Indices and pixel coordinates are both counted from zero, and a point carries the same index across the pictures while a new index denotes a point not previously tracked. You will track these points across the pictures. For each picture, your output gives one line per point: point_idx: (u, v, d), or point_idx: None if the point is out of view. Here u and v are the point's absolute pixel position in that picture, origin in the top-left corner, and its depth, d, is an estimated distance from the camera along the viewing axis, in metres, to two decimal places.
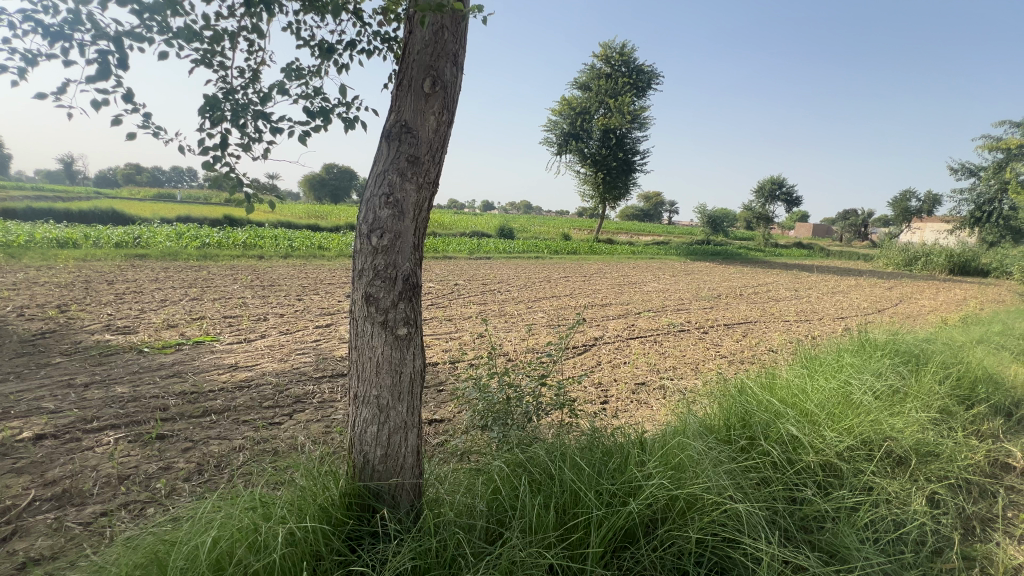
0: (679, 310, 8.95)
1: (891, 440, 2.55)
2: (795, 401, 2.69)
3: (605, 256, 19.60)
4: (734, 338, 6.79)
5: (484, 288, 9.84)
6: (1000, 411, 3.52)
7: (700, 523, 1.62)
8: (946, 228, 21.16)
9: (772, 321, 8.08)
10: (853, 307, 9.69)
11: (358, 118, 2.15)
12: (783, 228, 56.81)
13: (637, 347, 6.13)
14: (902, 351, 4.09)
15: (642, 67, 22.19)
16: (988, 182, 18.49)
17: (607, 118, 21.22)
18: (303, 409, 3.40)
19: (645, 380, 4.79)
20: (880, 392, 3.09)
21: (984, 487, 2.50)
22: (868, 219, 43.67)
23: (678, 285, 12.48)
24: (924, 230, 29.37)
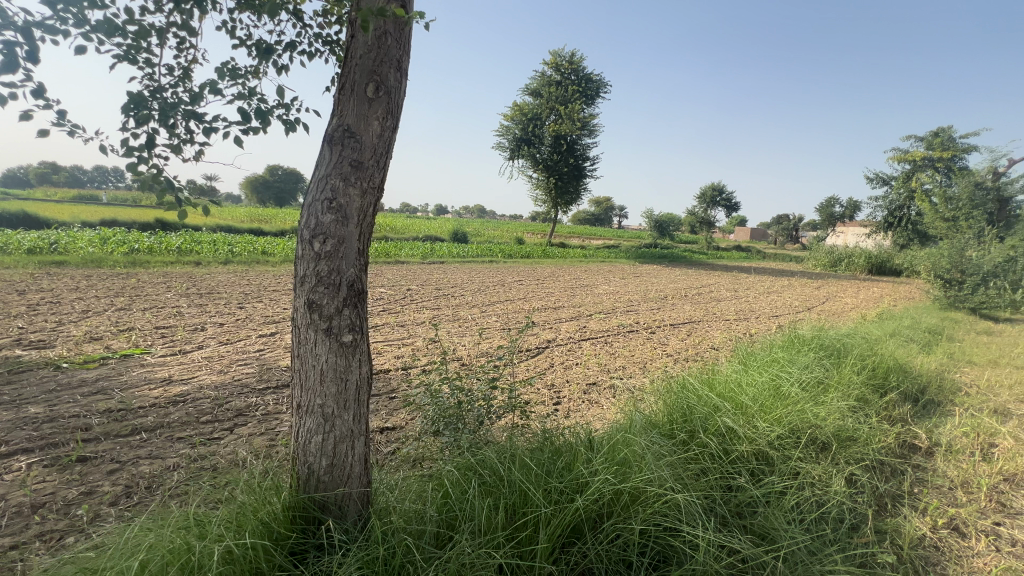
0: (629, 312, 9.22)
1: (815, 427, 2.77)
2: (732, 395, 2.86)
3: (558, 259, 19.96)
4: (679, 337, 7.11)
5: (438, 293, 9.76)
6: (908, 397, 3.91)
7: (643, 515, 1.69)
8: (864, 232, 23.13)
9: (713, 320, 8.53)
10: (786, 306, 10.38)
11: (299, 120, 2.09)
12: (723, 232, 60.05)
13: (588, 348, 6.30)
14: (826, 345, 4.45)
15: (590, 76, 22.79)
16: (898, 190, 20.42)
17: (558, 124, 21.65)
18: (245, 423, 3.24)
19: (596, 381, 4.93)
20: (807, 384, 3.34)
21: (895, 466, 2.77)
22: (797, 224, 47.00)
23: (627, 287, 12.94)
24: (846, 233, 31.93)
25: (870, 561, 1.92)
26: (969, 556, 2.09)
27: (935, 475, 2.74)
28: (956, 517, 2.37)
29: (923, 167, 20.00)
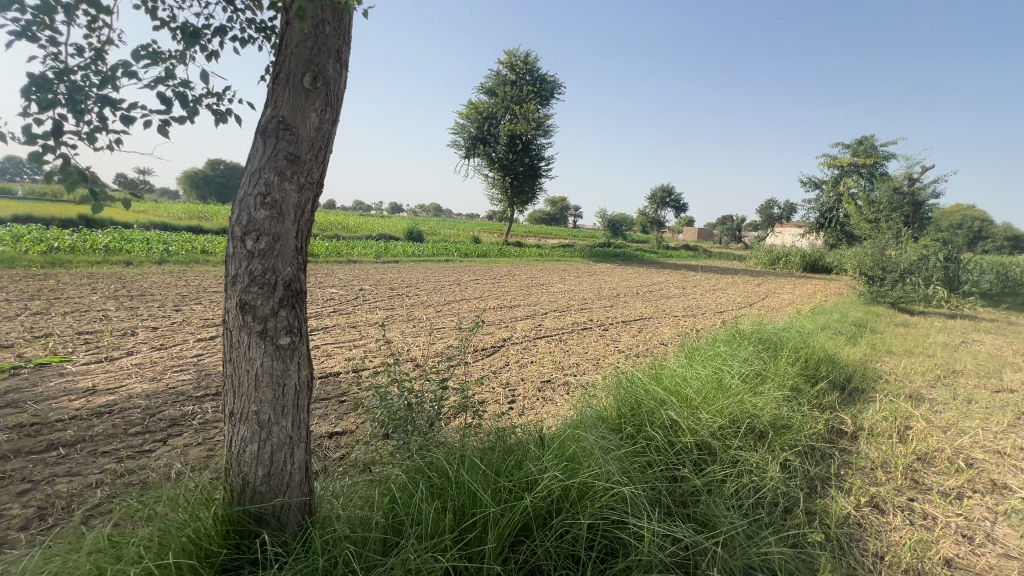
0: (583, 310, 9.38)
1: (753, 417, 2.92)
2: (676, 388, 2.97)
3: (515, 258, 20.06)
4: (631, 334, 7.32)
5: (392, 293, 9.56)
6: (836, 386, 4.20)
7: (592, 509, 1.72)
8: (799, 232, 24.71)
9: (663, 316, 8.84)
10: (729, 302, 10.92)
11: (230, 110, 1.97)
12: (673, 233, 62.42)
13: (543, 346, 6.36)
14: (764, 339, 4.71)
15: (545, 76, 22.99)
16: (828, 194, 21.93)
17: (513, 124, 21.72)
18: (181, 433, 3.02)
19: (550, 378, 4.98)
20: (747, 376, 3.52)
21: (825, 451, 2.97)
22: (740, 225, 49.58)
23: (581, 286, 13.18)
24: (784, 233, 33.96)
25: (801, 541, 2.05)
26: (887, 531, 2.27)
27: (858, 457, 2.96)
28: (876, 495, 2.57)
29: (849, 172, 21.60)
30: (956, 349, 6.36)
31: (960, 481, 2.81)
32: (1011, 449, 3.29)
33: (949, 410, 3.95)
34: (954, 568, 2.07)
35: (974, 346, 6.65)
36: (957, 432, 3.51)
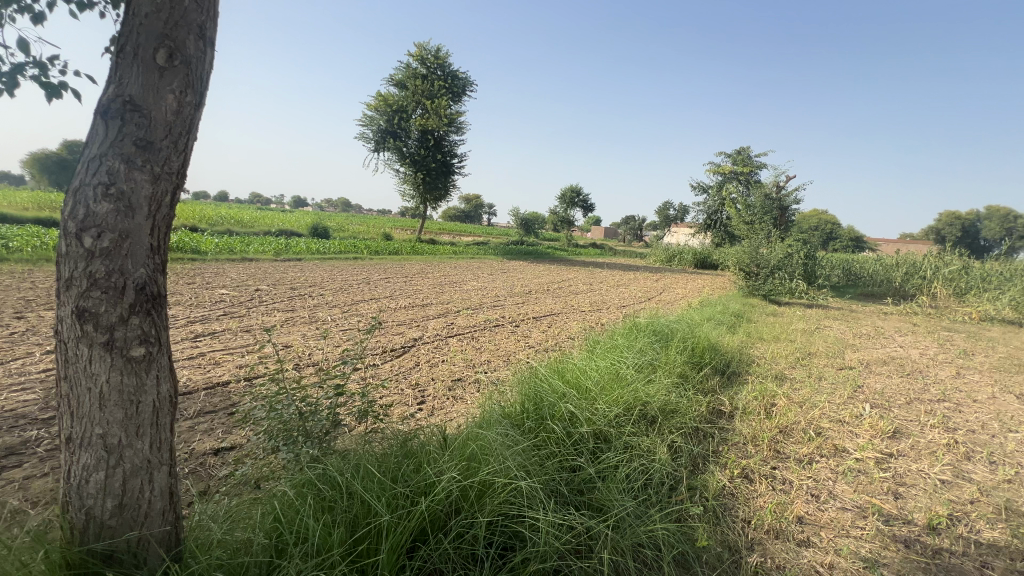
0: (495, 307, 9.48)
1: (645, 404, 3.15)
2: (577, 381, 3.10)
3: (428, 256, 19.72)
4: (541, 330, 7.53)
5: (294, 294, 8.92)
6: (718, 371, 4.68)
7: (492, 506, 1.74)
8: (690, 232, 27.13)
9: (571, 312, 9.22)
10: (631, 297, 11.71)
11: (64, 86, 1.71)
12: (582, 231, 65.39)
13: (454, 345, 6.32)
14: (659, 330, 5.10)
15: (456, 73, 22.75)
16: (714, 198, 24.31)
17: (424, 119, 21.26)
18: (20, 464, 2.55)
19: (461, 376, 4.97)
20: (641, 366, 3.80)
21: (706, 431, 3.29)
22: (641, 225, 53.28)
23: (494, 283, 13.33)
24: (679, 233, 37.05)
25: (684, 514, 2.25)
26: (754, 497, 2.57)
27: (733, 434, 3.33)
28: (747, 467, 2.90)
29: (730, 179, 24.15)
30: (812, 334, 7.40)
31: (811, 448, 3.27)
32: (849, 417, 3.90)
33: (805, 387, 4.58)
34: (805, 524, 2.40)
35: (825, 331, 7.80)
36: (810, 406, 4.08)
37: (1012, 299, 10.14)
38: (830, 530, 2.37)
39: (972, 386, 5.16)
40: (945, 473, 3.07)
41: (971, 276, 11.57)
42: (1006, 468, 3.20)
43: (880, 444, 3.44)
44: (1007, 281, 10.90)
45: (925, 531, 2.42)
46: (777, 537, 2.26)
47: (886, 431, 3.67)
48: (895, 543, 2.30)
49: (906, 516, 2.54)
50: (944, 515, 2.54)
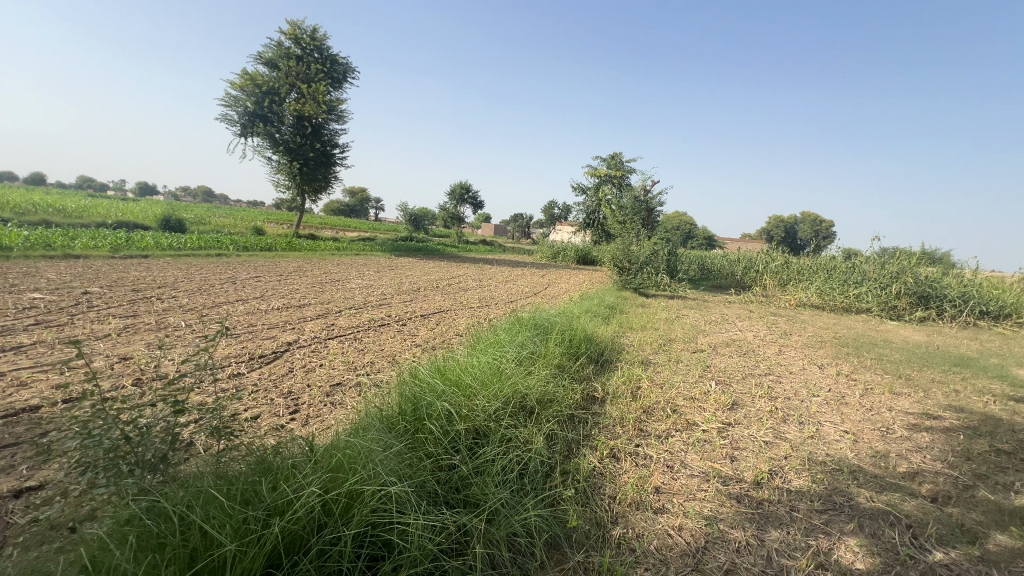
0: (381, 305, 9.11)
1: (524, 396, 3.26)
2: (457, 378, 3.09)
3: (307, 252, 18.27)
4: (429, 327, 7.41)
5: (136, 296, 7.63)
6: (593, 360, 5.03)
7: (360, 516, 1.66)
8: (572, 230, 28.81)
9: (460, 308, 9.23)
10: (518, 292, 12.09)
11: None
12: (473, 228, 65.91)
13: (334, 347, 5.92)
14: (540, 323, 5.33)
15: (336, 57, 21.27)
16: (592, 198, 26.10)
17: (300, 104, 19.54)
18: None
19: (341, 380, 4.68)
20: (521, 359, 3.93)
21: (581, 417, 3.52)
22: (529, 222, 55.25)
23: (381, 280, 12.81)
24: (563, 230, 39.10)
25: (556, 498, 2.38)
26: (619, 474, 2.81)
27: (604, 417, 3.60)
28: (614, 447, 3.15)
29: (605, 181, 26.08)
30: (672, 322, 8.34)
31: (668, 424, 3.67)
32: (699, 394, 4.45)
33: (665, 370, 5.13)
34: (661, 492, 2.68)
35: (683, 319, 8.83)
36: (669, 386, 4.58)
37: (818, 288, 12.49)
38: (681, 495, 2.68)
39: (789, 360, 6.24)
40: (768, 435, 3.66)
41: (790, 270, 13.97)
42: (809, 426, 3.93)
43: (721, 415, 3.99)
44: (814, 272, 13.38)
45: (752, 486, 2.85)
46: (638, 508, 2.49)
47: (726, 403, 4.27)
48: (730, 500, 2.67)
49: (739, 475, 2.97)
50: (765, 471, 3.02)
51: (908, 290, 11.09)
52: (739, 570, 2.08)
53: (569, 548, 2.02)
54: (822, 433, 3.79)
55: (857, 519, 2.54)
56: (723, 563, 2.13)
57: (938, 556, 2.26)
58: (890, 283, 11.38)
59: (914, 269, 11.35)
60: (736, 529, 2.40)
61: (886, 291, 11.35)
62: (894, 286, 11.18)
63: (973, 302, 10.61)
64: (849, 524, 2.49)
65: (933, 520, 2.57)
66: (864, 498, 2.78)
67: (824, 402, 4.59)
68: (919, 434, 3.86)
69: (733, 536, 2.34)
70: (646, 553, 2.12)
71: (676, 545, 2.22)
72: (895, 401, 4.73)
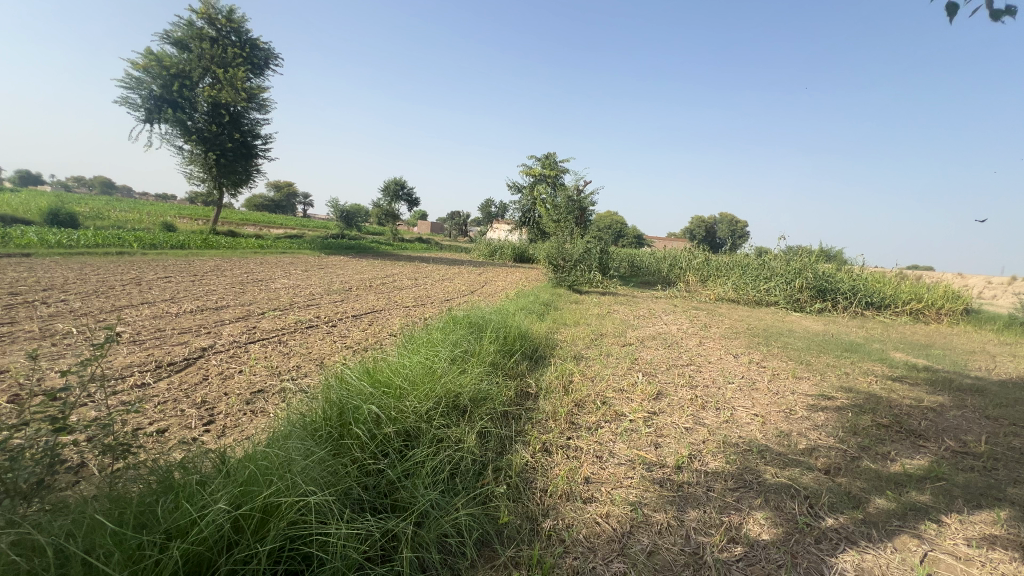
0: (309, 306, 8.65)
1: (458, 395, 3.24)
2: (388, 380, 3.00)
3: (226, 250, 16.97)
4: (361, 328, 7.15)
5: (16, 300, 6.68)
6: (528, 356, 5.10)
7: (276, 530, 1.56)
8: (509, 228, 29.01)
9: (394, 308, 8.99)
10: (454, 291, 11.99)
11: None
12: (409, 226, 64.55)
13: (256, 351, 5.55)
14: (474, 321, 5.31)
15: (256, 42, 19.86)
16: (527, 197, 26.44)
17: (215, 90, 18.05)
18: None
19: (263, 386, 4.39)
20: (454, 357, 3.90)
21: (514, 413, 3.55)
22: (467, 220, 55.01)
23: (309, 279, 12.17)
24: (500, 228, 39.30)
25: (487, 496, 2.39)
26: (551, 467, 2.86)
27: (537, 412, 3.66)
28: (547, 441, 3.21)
29: (539, 180, 26.46)
30: (604, 318, 8.66)
31: (599, 416, 3.81)
32: (627, 385, 4.66)
33: (596, 364, 5.30)
34: (590, 483, 2.77)
35: (614, 315, 9.20)
36: (599, 379, 4.75)
37: (734, 283, 13.51)
38: (609, 484, 2.79)
39: (708, 351, 6.70)
40: (688, 422, 3.91)
41: (710, 267, 14.99)
42: (724, 411, 4.24)
43: (647, 404, 4.20)
44: (730, 269, 14.49)
45: (674, 470, 3.02)
46: (568, 499, 2.55)
47: (652, 393, 4.51)
48: (654, 485, 2.82)
49: (662, 460, 3.15)
50: (686, 455, 3.22)
51: (809, 284, 12.32)
52: (661, 551, 2.20)
53: (499, 545, 2.04)
54: (735, 417, 4.10)
55: (764, 494, 2.78)
56: (646, 546, 2.23)
57: (830, 521, 2.52)
58: (793, 278, 12.58)
59: (813, 266, 12.62)
60: (658, 512, 2.53)
61: (790, 285, 12.54)
62: (797, 280, 12.38)
63: (860, 295, 12.00)
64: (757, 499, 2.72)
65: (826, 490, 2.86)
66: (770, 475, 3.04)
67: (738, 389, 4.97)
68: (816, 414, 4.30)
69: (656, 518, 2.47)
70: (575, 542, 2.19)
71: (603, 532, 2.30)
72: (797, 385, 5.23)
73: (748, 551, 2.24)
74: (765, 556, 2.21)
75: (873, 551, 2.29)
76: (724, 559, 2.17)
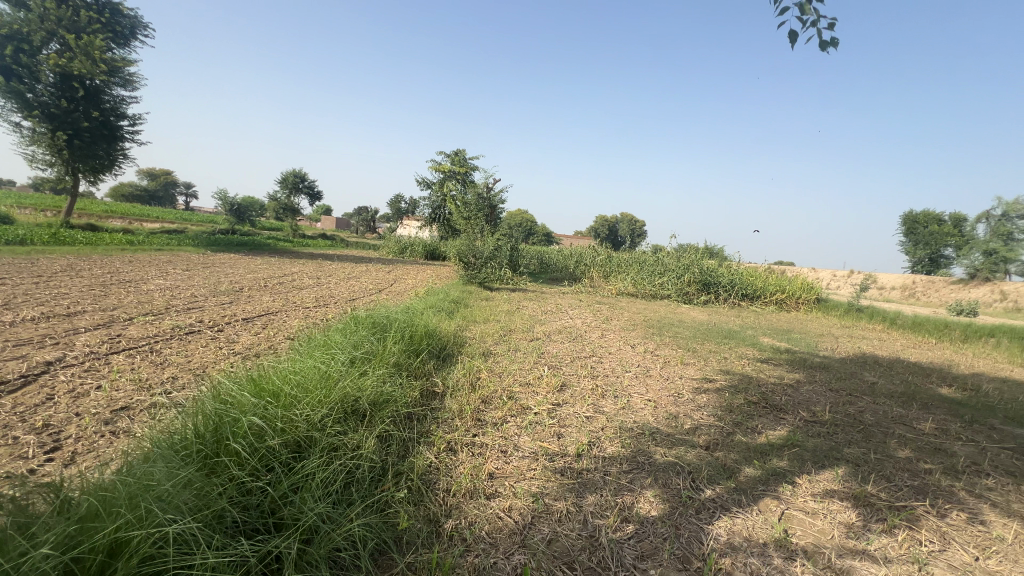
0: (189, 309, 7.70)
1: (356, 400, 3.08)
2: (276, 388, 2.75)
3: (84, 247, 14.57)
4: (252, 332, 6.54)
5: None
6: (435, 356, 5.01)
7: (124, 570, 1.36)
8: (419, 225, 28.36)
9: (292, 309, 8.36)
10: (361, 290, 11.46)
11: None
12: (310, 222, 60.72)
13: (120, 362, 4.82)
14: (377, 321, 5.09)
15: (119, 7, 17.24)
16: (437, 193, 25.97)
17: (64, 58, 15.34)
18: None
19: (129, 402, 3.82)
20: (353, 360, 3.70)
21: (418, 415, 3.47)
22: (375, 216, 53.00)
23: (191, 280, 10.88)
24: (411, 224, 38.34)
25: (385, 502, 2.30)
26: (455, 466, 2.84)
27: (443, 412, 3.61)
28: (452, 440, 3.17)
29: (449, 177, 26.13)
30: (513, 314, 8.81)
31: (505, 411, 3.85)
32: (533, 379, 4.77)
33: (504, 360, 5.36)
34: (494, 478, 2.78)
35: (523, 311, 9.40)
36: (506, 375, 4.80)
37: (633, 279, 14.49)
38: (512, 477, 2.82)
39: (609, 343, 7.11)
40: (589, 411, 4.10)
41: (611, 263, 15.94)
42: (621, 399, 4.51)
43: (551, 397, 4.32)
44: (629, 265, 15.53)
45: (574, 459, 3.15)
46: (471, 497, 2.54)
47: (556, 385, 4.67)
48: (555, 474, 2.91)
49: (563, 449, 3.27)
50: (585, 443, 3.37)
51: (696, 278, 13.62)
52: (560, 538, 2.27)
53: (397, 552, 1.97)
54: (630, 404, 4.39)
55: (654, 473, 2.99)
56: (546, 535, 2.29)
57: (708, 492, 2.79)
58: (683, 273, 13.83)
59: (699, 262, 13.98)
60: (559, 500, 2.62)
61: (680, 279, 13.77)
62: (686, 275, 13.63)
63: (737, 287, 13.52)
64: (648, 478, 2.92)
65: (706, 464, 3.17)
66: (659, 455, 3.29)
67: (633, 377, 5.33)
68: (699, 396, 4.75)
69: (556, 507, 2.55)
70: (478, 539, 2.18)
71: (505, 526, 2.32)
72: (685, 370, 5.73)
73: (638, 528, 2.40)
74: (652, 531, 2.38)
75: (742, 515, 2.58)
76: (617, 538, 2.30)
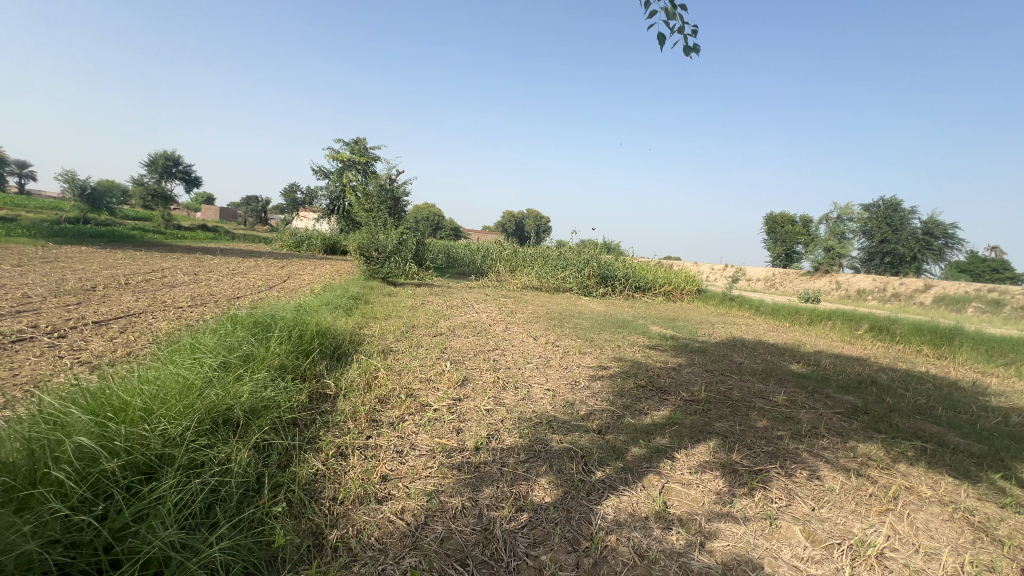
0: (19, 312, 6.39)
1: (228, 408, 2.76)
2: (123, 400, 2.37)
3: None
4: (107, 336, 5.62)
5: None
6: (328, 355, 4.68)
7: None
8: (316, 216, 26.51)
9: (160, 309, 7.32)
10: (248, 286, 10.44)
11: None
12: (188, 212, 54.06)
13: None
14: (260, 320, 4.62)
15: None
16: (335, 184, 24.36)
17: None
18: None
19: None
20: (227, 364, 3.31)
21: (304, 420, 3.21)
22: (266, 205, 48.67)
23: (24, 276, 9.07)
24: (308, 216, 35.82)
25: (258, 519, 2.09)
26: (344, 471, 2.66)
27: (334, 415, 3.38)
28: (342, 444, 2.97)
29: (349, 167, 24.64)
30: (416, 309, 8.58)
31: (402, 409, 3.71)
32: (435, 375, 4.66)
33: (404, 357, 5.18)
34: (387, 480, 2.66)
35: (427, 305, 9.21)
36: (406, 372, 4.63)
37: (537, 273, 14.92)
38: (407, 478, 2.72)
39: (512, 335, 7.22)
40: (489, 404, 4.10)
41: (516, 258, 16.26)
42: (521, 390, 4.58)
43: (451, 392, 4.25)
44: (533, 259, 15.96)
45: (472, 453, 3.12)
46: (361, 503, 2.40)
47: (457, 380, 4.60)
48: (452, 470, 2.86)
49: (462, 445, 3.22)
50: (484, 436, 3.36)
51: (594, 272, 14.41)
52: (453, 535, 2.23)
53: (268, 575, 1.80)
54: (530, 395, 4.47)
55: (550, 460, 3.08)
56: (440, 534, 2.23)
57: (598, 474, 2.93)
58: (584, 267, 14.54)
59: (598, 257, 14.77)
60: (454, 496, 2.57)
61: (581, 273, 14.46)
62: (586, 269, 14.36)
63: (631, 280, 14.55)
64: (543, 466, 3.00)
65: (598, 448, 3.33)
66: (555, 442, 3.39)
67: (534, 368, 5.45)
68: (594, 383, 4.99)
69: (451, 504, 2.50)
70: (365, 547, 2.06)
71: (396, 530, 2.22)
72: (582, 360, 6.00)
73: (531, 516, 2.44)
74: (545, 517, 2.43)
75: (627, 492, 2.74)
76: (510, 528, 2.32)
